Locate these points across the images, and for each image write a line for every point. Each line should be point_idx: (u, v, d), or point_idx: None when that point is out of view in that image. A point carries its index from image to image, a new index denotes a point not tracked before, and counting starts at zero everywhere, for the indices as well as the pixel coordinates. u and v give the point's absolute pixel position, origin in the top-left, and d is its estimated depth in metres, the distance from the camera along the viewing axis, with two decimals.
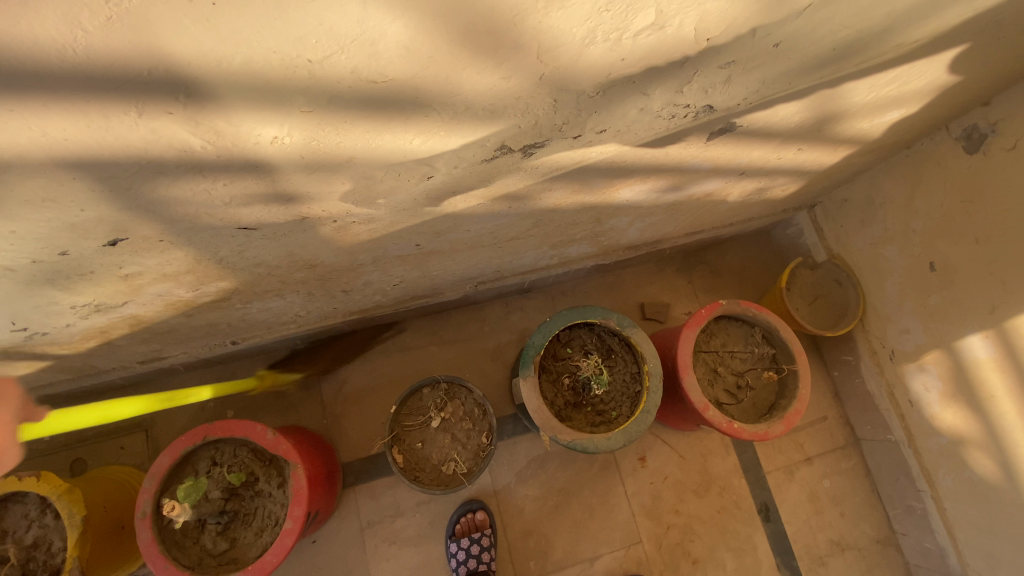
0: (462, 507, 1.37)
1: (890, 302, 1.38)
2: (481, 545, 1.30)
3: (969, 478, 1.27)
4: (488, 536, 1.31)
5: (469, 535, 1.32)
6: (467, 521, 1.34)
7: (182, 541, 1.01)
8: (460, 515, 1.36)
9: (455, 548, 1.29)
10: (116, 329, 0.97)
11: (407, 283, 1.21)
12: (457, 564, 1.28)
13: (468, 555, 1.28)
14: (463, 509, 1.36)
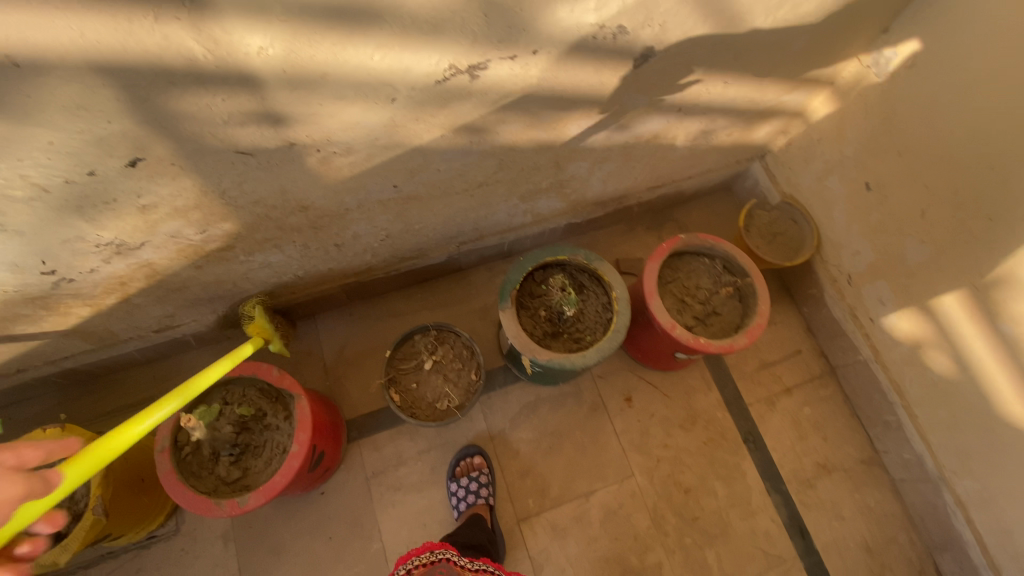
0: (460, 453, 1.46)
1: (840, 228, 1.50)
2: (479, 482, 1.38)
3: (930, 379, 1.37)
4: (485, 473, 1.40)
5: (467, 475, 1.40)
6: (466, 465, 1.43)
7: (198, 472, 1.11)
8: (459, 459, 1.45)
9: (455, 487, 1.37)
10: (134, 282, 1.11)
11: (393, 238, 1.34)
12: (458, 502, 1.35)
13: (468, 491, 1.36)
14: (461, 454, 1.45)
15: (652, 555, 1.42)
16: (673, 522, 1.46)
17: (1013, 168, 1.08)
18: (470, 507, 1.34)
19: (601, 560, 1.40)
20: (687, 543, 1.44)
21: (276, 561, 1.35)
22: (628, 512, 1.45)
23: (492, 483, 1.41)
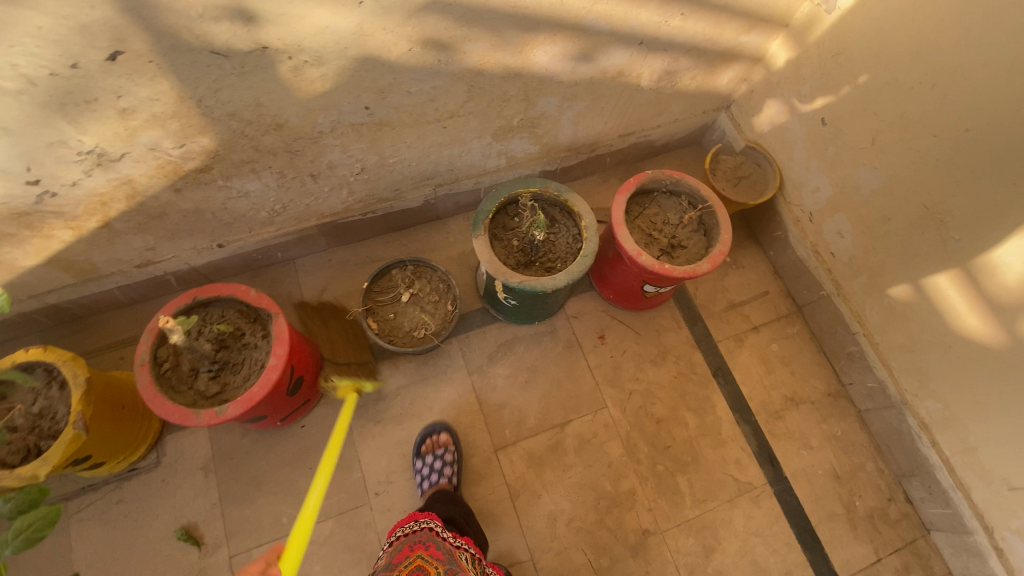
0: (427, 430, 1.44)
1: (801, 168, 1.57)
2: (444, 460, 1.36)
3: (888, 304, 1.43)
4: (450, 452, 1.38)
5: (433, 453, 1.38)
6: (431, 443, 1.41)
7: (178, 387, 1.14)
8: (425, 436, 1.42)
9: (420, 465, 1.36)
10: (115, 202, 1.15)
11: (369, 173, 1.39)
12: (423, 480, 1.35)
13: (432, 470, 1.34)
14: (427, 431, 1.43)
15: (625, 482, 1.47)
16: (645, 450, 1.50)
17: (952, 85, 1.16)
18: (432, 486, 1.32)
19: (575, 486, 1.45)
20: (660, 471, 1.49)
21: (256, 491, 1.36)
22: (601, 441, 1.50)
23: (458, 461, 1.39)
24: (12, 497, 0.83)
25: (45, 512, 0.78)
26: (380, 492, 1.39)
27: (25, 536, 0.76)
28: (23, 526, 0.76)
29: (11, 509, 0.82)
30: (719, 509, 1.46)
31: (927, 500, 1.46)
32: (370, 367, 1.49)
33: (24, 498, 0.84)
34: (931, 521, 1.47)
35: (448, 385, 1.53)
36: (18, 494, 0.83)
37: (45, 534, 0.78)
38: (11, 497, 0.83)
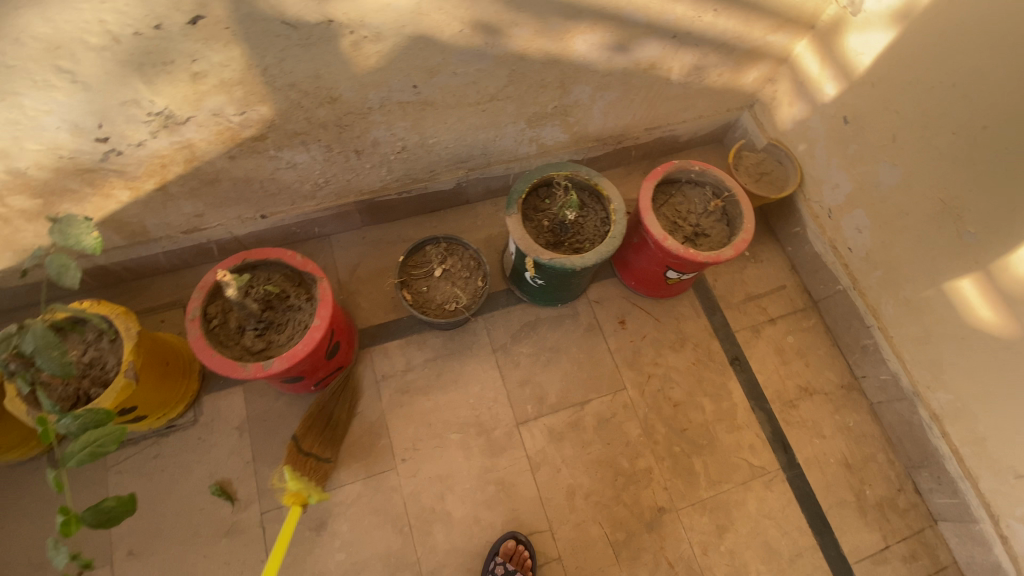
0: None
1: (821, 165, 1.63)
2: None
3: (904, 297, 1.48)
4: None
5: None
6: None
7: (225, 342, 1.20)
8: None
9: None
10: (173, 166, 1.21)
11: (408, 152, 1.45)
12: None
13: None
14: None
15: (642, 461, 1.51)
16: (662, 431, 1.55)
17: (972, 85, 1.22)
18: None
19: (593, 463, 1.50)
20: (676, 452, 1.53)
21: None
22: (619, 421, 1.55)
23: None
24: (80, 416, 0.99)
25: (105, 435, 0.95)
26: (407, 458, 1.44)
27: (88, 452, 0.94)
28: (88, 444, 0.94)
29: (78, 425, 0.99)
30: (733, 491, 1.50)
31: (936, 491, 1.50)
32: (325, 470, 1.36)
33: (89, 417, 1.01)
34: (938, 511, 1.51)
35: (474, 361, 1.58)
36: (84, 413, 1.00)
37: (108, 451, 0.96)
38: (79, 415, 0.99)
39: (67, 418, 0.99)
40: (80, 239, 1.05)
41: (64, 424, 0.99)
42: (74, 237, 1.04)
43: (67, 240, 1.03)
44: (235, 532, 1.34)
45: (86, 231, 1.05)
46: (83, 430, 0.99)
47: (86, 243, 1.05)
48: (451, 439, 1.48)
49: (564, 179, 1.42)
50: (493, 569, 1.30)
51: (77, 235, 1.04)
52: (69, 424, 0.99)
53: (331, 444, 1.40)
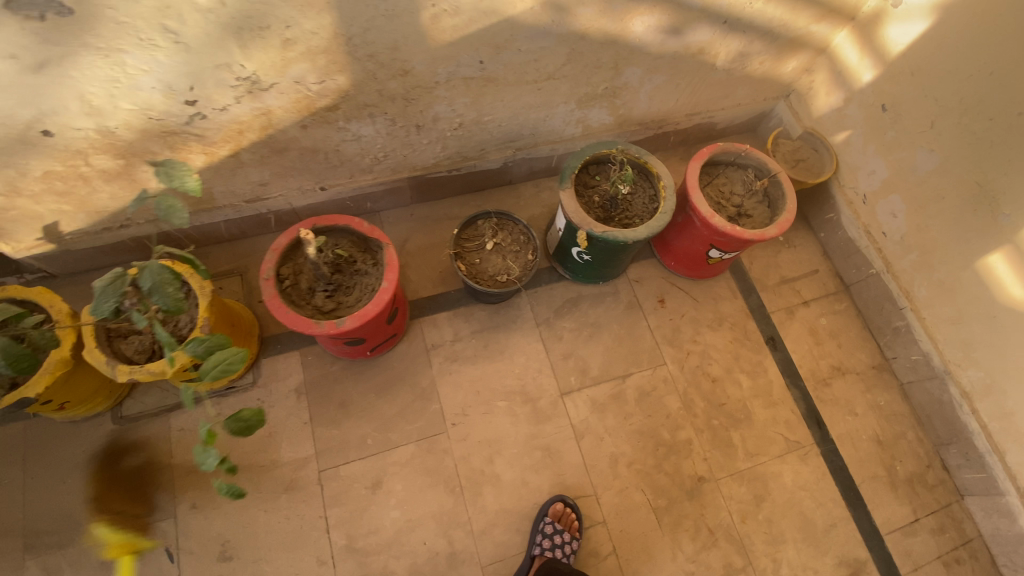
0: None
1: (858, 152, 1.68)
2: None
3: (938, 279, 1.53)
4: None
5: None
6: None
7: (296, 302, 1.25)
8: None
9: None
10: (249, 133, 1.27)
11: (464, 129, 1.50)
12: None
13: None
14: None
15: (682, 432, 1.56)
16: (701, 405, 1.60)
17: (1012, 72, 1.27)
18: None
19: (635, 433, 1.55)
20: (714, 424, 1.58)
21: (343, 414, 1.47)
22: (659, 394, 1.60)
23: None
24: (205, 340, 0.92)
25: (233, 354, 0.88)
26: (457, 423, 1.50)
27: (218, 370, 0.86)
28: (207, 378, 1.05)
29: (204, 349, 0.92)
30: (770, 462, 1.55)
31: (964, 466, 1.55)
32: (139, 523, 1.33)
33: (215, 341, 0.94)
34: (965, 486, 1.55)
35: (519, 333, 1.63)
36: (210, 337, 0.93)
37: (235, 372, 0.87)
38: (204, 338, 0.93)
39: (194, 341, 0.92)
40: (182, 179, 0.88)
41: (190, 347, 0.92)
42: (176, 179, 0.88)
43: (169, 181, 0.87)
44: (294, 489, 1.39)
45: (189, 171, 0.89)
46: (209, 353, 0.91)
47: (189, 185, 0.89)
48: (499, 407, 1.53)
49: (621, 155, 1.48)
50: (544, 527, 1.34)
51: (180, 176, 0.88)
52: (196, 348, 0.92)
53: (138, 498, 1.36)
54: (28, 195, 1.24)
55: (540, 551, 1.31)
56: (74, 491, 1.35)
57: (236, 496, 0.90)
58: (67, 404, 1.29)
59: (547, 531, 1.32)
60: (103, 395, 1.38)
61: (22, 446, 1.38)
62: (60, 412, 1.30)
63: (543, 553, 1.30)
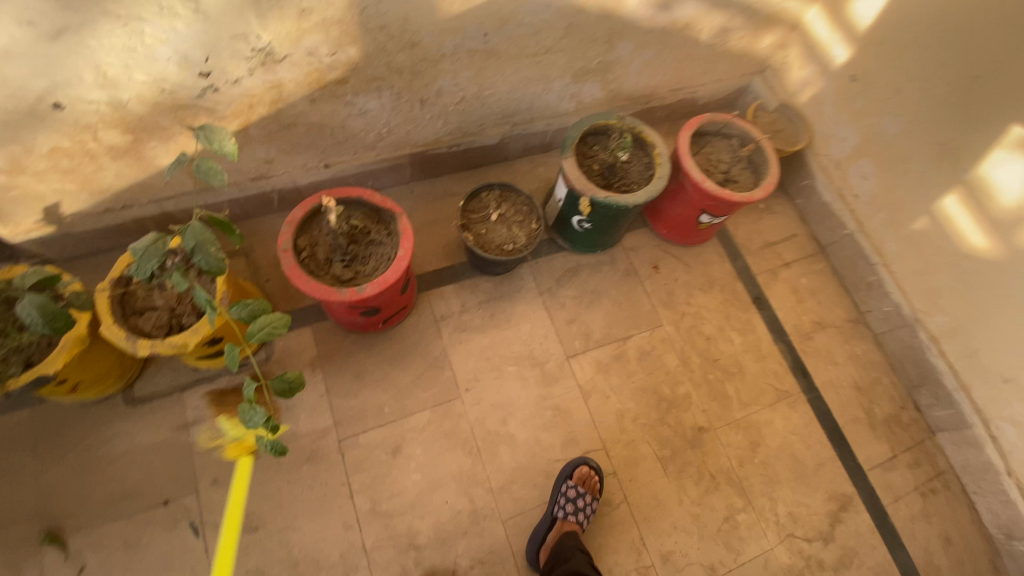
0: None
1: (830, 121, 1.81)
2: None
3: (906, 234, 1.67)
4: None
5: None
6: None
7: (315, 273, 1.28)
8: None
9: None
10: (259, 107, 1.28)
11: (465, 103, 1.55)
12: None
13: None
14: None
15: (681, 386, 1.66)
16: (697, 361, 1.70)
17: (967, 39, 1.41)
18: None
19: (639, 390, 1.63)
20: (710, 378, 1.68)
21: (359, 385, 1.51)
22: (658, 353, 1.69)
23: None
24: (248, 304, 1.00)
25: (277, 319, 0.98)
26: (470, 388, 1.55)
27: (264, 334, 0.97)
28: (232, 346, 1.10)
29: (248, 313, 1.00)
30: (762, 411, 1.67)
31: (934, 405, 1.70)
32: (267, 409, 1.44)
33: (256, 306, 1.01)
34: (936, 423, 1.70)
35: (524, 302, 1.69)
36: (252, 302, 1.01)
37: (278, 336, 0.99)
38: (248, 303, 1.00)
39: (238, 306, 0.99)
40: (221, 143, 0.97)
41: (235, 310, 0.99)
42: (214, 142, 0.96)
43: (209, 144, 0.96)
44: (316, 459, 1.41)
45: (226, 135, 0.98)
46: (253, 317, 0.99)
47: (228, 149, 0.98)
48: (509, 371, 1.59)
49: (620, 125, 1.57)
50: (566, 492, 1.38)
51: (218, 139, 0.97)
52: (240, 312, 1.00)
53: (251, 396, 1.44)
54: (32, 172, 1.22)
55: (564, 516, 1.34)
56: (89, 473, 1.34)
57: (276, 453, 1.07)
58: (80, 384, 1.28)
59: (571, 495, 1.36)
60: (114, 375, 1.36)
61: (32, 432, 1.36)
62: (73, 394, 1.29)
63: (567, 517, 1.34)
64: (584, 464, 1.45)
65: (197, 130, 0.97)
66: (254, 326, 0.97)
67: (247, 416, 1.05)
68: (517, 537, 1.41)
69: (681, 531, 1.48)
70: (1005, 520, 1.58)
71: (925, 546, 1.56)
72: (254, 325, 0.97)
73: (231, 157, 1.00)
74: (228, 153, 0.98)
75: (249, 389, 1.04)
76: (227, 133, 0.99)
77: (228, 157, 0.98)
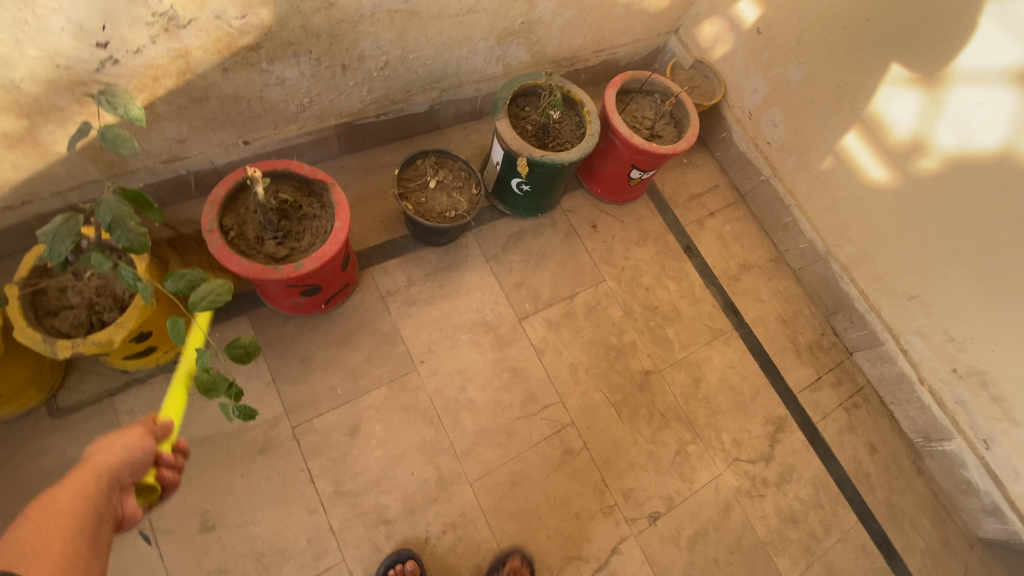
0: (390, 558, 1.30)
1: (741, 74, 1.92)
2: None
3: (815, 174, 1.81)
4: None
5: None
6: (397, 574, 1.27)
7: (246, 254, 1.21)
8: (389, 566, 1.28)
9: None
10: (165, 79, 1.18)
11: (390, 68, 1.51)
12: None
13: None
14: (391, 560, 1.28)
15: (627, 335, 1.73)
16: (640, 311, 1.78)
17: None
18: None
19: (588, 343, 1.69)
20: (653, 325, 1.77)
21: (308, 368, 1.46)
22: (604, 307, 1.76)
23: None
24: (184, 275, 0.94)
25: (220, 286, 0.94)
26: (425, 360, 1.54)
27: (208, 303, 0.93)
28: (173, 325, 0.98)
29: (185, 284, 0.95)
30: (702, 350, 1.78)
31: (850, 329, 1.87)
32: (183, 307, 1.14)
33: (193, 276, 0.96)
34: (853, 345, 1.88)
35: (470, 270, 1.69)
36: (189, 272, 0.95)
37: (224, 303, 0.95)
38: (184, 274, 0.95)
39: (172, 278, 0.94)
40: (127, 107, 0.91)
41: (170, 283, 0.94)
42: (119, 106, 0.91)
43: (113, 109, 0.90)
44: (270, 448, 1.36)
45: (132, 100, 0.93)
46: (191, 288, 0.95)
47: (135, 114, 0.93)
48: (463, 339, 1.59)
49: (550, 85, 1.59)
50: None
51: (123, 103, 0.91)
52: (176, 284, 0.95)
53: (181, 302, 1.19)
54: None
55: None
56: (11, 498, 1.21)
57: (246, 417, 1.01)
58: None
59: None
60: (35, 386, 1.25)
61: None
62: None
63: None
64: (515, 553, 1.35)
65: (97, 97, 0.91)
66: (196, 296, 0.93)
67: (207, 386, 0.94)
68: (487, 498, 1.43)
69: (640, 470, 1.56)
70: (923, 425, 1.75)
71: (852, 454, 1.74)
72: (195, 295, 0.93)
73: (140, 123, 0.94)
74: (136, 119, 0.92)
75: (204, 357, 0.92)
76: (132, 99, 0.94)
77: (136, 123, 0.93)
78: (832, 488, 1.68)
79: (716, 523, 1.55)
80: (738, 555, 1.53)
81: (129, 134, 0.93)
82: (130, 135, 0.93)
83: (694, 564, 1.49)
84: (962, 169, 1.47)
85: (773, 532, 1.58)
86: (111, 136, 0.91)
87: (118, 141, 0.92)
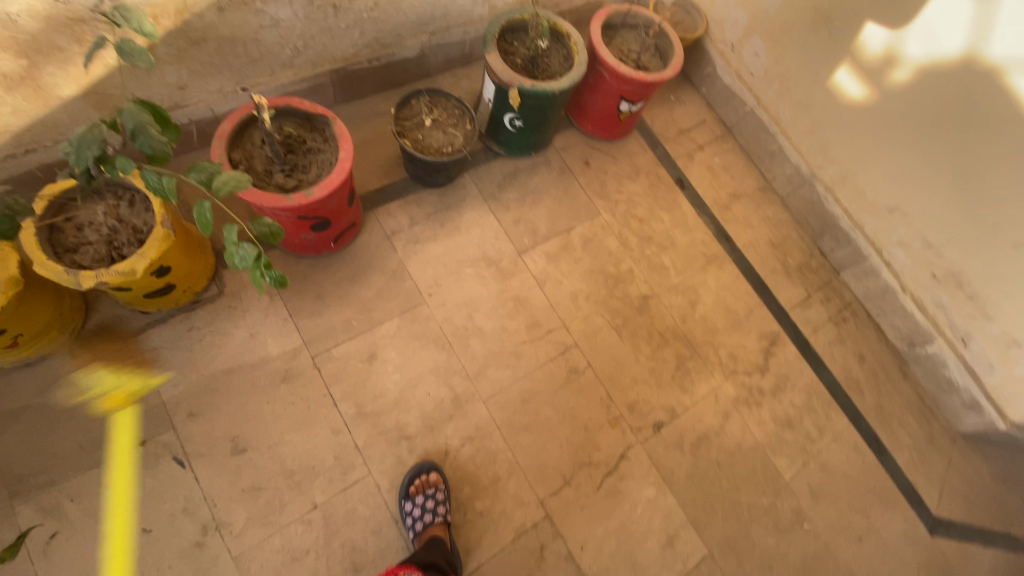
0: (414, 471, 1.38)
1: (722, 7, 1.97)
2: (436, 500, 1.31)
3: (796, 100, 1.88)
4: (442, 490, 1.33)
5: (423, 493, 1.33)
6: (421, 483, 1.35)
7: (257, 185, 1.27)
8: (412, 478, 1.37)
9: (410, 506, 1.30)
10: (163, 18, 1.22)
11: (379, 9, 1.54)
12: (414, 521, 1.29)
13: (423, 511, 1.29)
14: (415, 472, 1.37)
15: (624, 264, 1.80)
16: (635, 241, 1.85)
17: None
18: (429, 528, 1.30)
19: (587, 272, 1.76)
20: (648, 254, 1.84)
21: (322, 304, 1.52)
22: (600, 238, 1.82)
23: (450, 498, 1.35)
24: (206, 167, 1.01)
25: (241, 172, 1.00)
26: (432, 293, 1.61)
27: (232, 186, 0.98)
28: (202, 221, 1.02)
29: (207, 175, 1.01)
30: (696, 275, 1.86)
31: (836, 248, 1.95)
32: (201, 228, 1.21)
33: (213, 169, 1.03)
34: (840, 264, 1.97)
35: (469, 208, 1.75)
36: (209, 165, 1.02)
37: (247, 187, 1.00)
38: (205, 166, 1.01)
39: (195, 169, 1.00)
40: (140, 22, 0.96)
41: (194, 175, 1.00)
42: (132, 21, 0.95)
43: (127, 23, 0.95)
44: (292, 377, 1.42)
45: (143, 15, 0.97)
46: (213, 178, 1.01)
47: (148, 28, 0.97)
48: (467, 272, 1.66)
49: (536, 18, 1.63)
50: None
51: (135, 19, 0.96)
52: (199, 176, 1.00)
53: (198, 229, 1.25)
54: None
55: None
56: (48, 430, 1.28)
57: (279, 284, 1.04)
58: (21, 337, 1.21)
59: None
60: (57, 329, 1.30)
61: None
62: (14, 347, 1.22)
63: None
64: None
65: (111, 14, 0.95)
66: (220, 182, 0.98)
67: (237, 256, 0.98)
68: (500, 414, 1.51)
69: (643, 384, 1.65)
70: (907, 332, 1.85)
71: (842, 363, 1.84)
72: (220, 180, 0.98)
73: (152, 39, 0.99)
74: (149, 32, 0.97)
75: (232, 229, 0.96)
76: (143, 15, 0.98)
77: (149, 37, 0.97)
78: (824, 395, 1.78)
79: (717, 430, 1.64)
80: (739, 457, 1.63)
81: (143, 48, 0.97)
82: (145, 49, 0.97)
83: (698, 467, 1.58)
84: (932, 76, 1.53)
85: (770, 435, 1.68)
86: (127, 49, 0.95)
87: (134, 54, 0.96)
